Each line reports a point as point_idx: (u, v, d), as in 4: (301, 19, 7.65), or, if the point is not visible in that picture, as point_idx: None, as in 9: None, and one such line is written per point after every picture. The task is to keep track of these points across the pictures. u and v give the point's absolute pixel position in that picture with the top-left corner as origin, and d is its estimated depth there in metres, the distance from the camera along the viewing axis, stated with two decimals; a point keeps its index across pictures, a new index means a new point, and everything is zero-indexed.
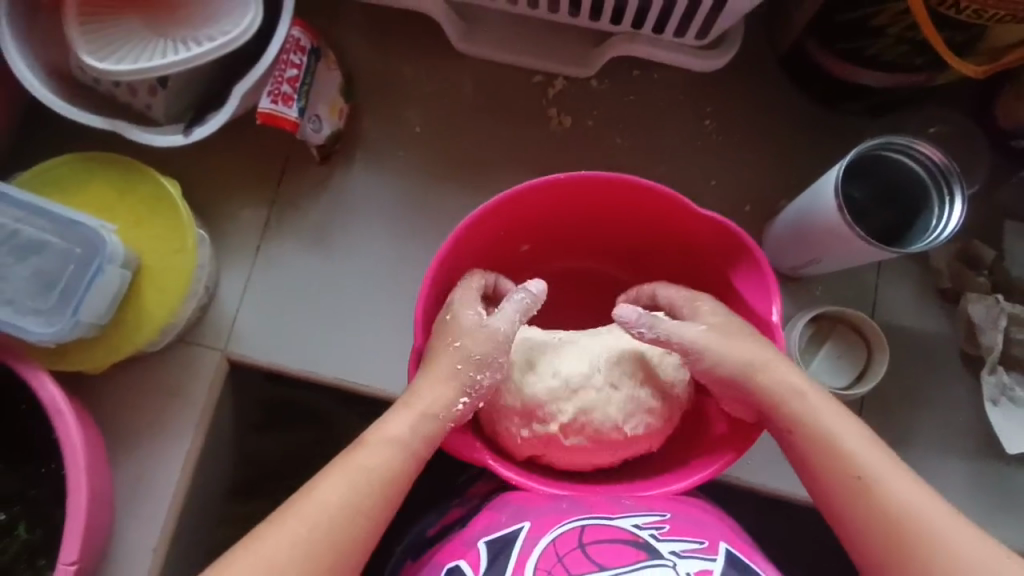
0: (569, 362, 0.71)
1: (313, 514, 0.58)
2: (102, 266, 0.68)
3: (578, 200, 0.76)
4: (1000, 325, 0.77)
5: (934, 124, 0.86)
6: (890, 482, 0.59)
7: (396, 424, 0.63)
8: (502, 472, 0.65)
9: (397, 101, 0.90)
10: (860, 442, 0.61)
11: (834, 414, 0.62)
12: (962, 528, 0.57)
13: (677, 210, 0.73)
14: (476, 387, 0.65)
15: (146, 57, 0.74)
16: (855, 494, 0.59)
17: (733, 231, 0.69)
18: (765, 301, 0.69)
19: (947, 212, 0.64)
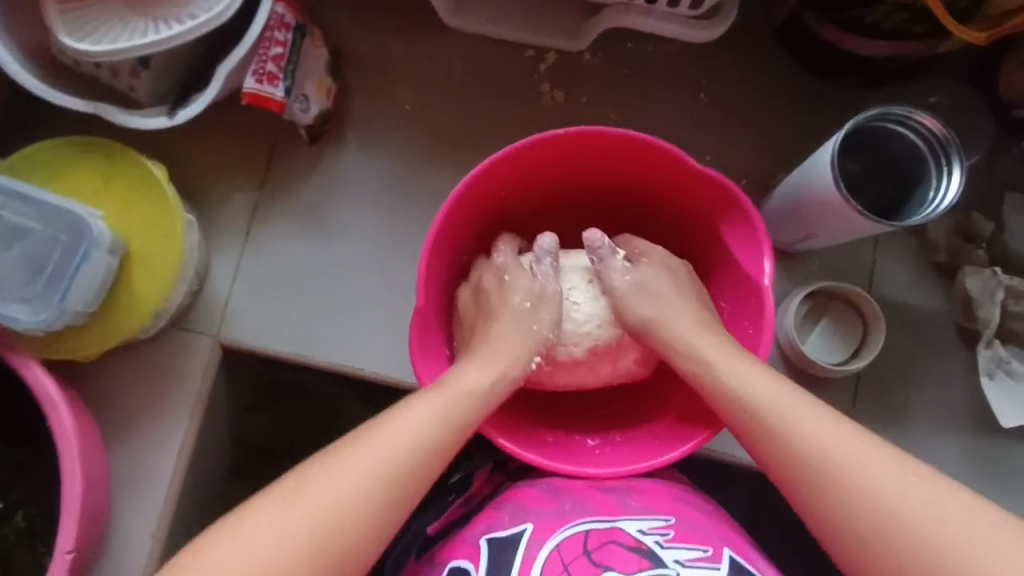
0: (578, 297, 0.73)
1: (349, 485, 0.55)
2: (88, 252, 0.67)
3: (577, 160, 0.74)
4: (997, 298, 0.77)
5: (934, 95, 0.84)
6: (859, 469, 0.55)
7: (475, 375, 0.63)
8: (495, 438, 0.66)
9: (386, 78, 0.88)
10: (824, 429, 0.57)
11: (792, 404, 0.59)
12: (893, 471, 0.54)
13: (676, 167, 0.71)
14: (544, 342, 0.69)
15: (127, 37, 0.72)
16: (825, 489, 0.56)
17: (729, 187, 0.68)
18: (757, 261, 0.68)
19: (944, 181, 0.63)
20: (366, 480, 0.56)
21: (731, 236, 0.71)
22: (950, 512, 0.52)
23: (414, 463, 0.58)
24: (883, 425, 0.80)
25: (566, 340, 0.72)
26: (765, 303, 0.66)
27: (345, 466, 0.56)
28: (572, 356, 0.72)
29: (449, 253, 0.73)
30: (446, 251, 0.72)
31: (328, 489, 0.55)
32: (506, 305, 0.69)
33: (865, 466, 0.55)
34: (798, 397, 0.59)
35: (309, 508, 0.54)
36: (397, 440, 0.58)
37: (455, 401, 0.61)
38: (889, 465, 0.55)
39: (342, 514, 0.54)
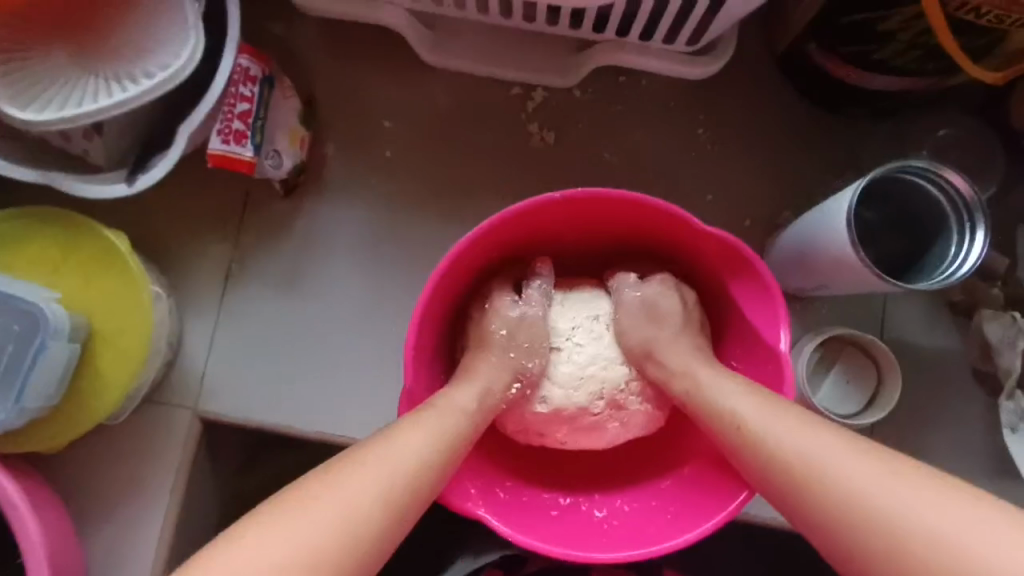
0: (581, 337, 0.69)
1: (323, 517, 0.53)
2: (46, 342, 0.62)
3: (580, 213, 0.69)
4: (1018, 346, 0.72)
5: (942, 126, 0.80)
6: (880, 499, 0.51)
7: (461, 395, 0.62)
8: (493, 526, 0.60)
9: (364, 122, 0.83)
10: (837, 458, 0.54)
11: (798, 433, 0.56)
12: (899, 484, 0.51)
13: (684, 226, 0.66)
14: (523, 370, 0.67)
15: (77, 100, 0.66)
16: (846, 526, 0.52)
17: (744, 252, 0.63)
18: (774, 329, 0.64)
19: (967, 240, 0.59)
20: (342, 516, 0.53)
21: (743, 298, 0.67)
22: (969, 524, 0.49)
23: (390, 501, 0.55)
24: None
25: (566, 385, 0.67)
26: (785, 373, 0.63)
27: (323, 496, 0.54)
28: (573, 401, 0.67)
29: (440, 315, 0.68)
30: (438, 313, 0.68)
31: (300, 523, 0.52)
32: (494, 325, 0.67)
33: (883, 492, 0.51)
34: (808, 427, 0.56)
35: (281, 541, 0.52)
36: (378, 469, 0.55)
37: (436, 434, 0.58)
38: (912, 489, 0.51)
39: (312, 551, 0.52)
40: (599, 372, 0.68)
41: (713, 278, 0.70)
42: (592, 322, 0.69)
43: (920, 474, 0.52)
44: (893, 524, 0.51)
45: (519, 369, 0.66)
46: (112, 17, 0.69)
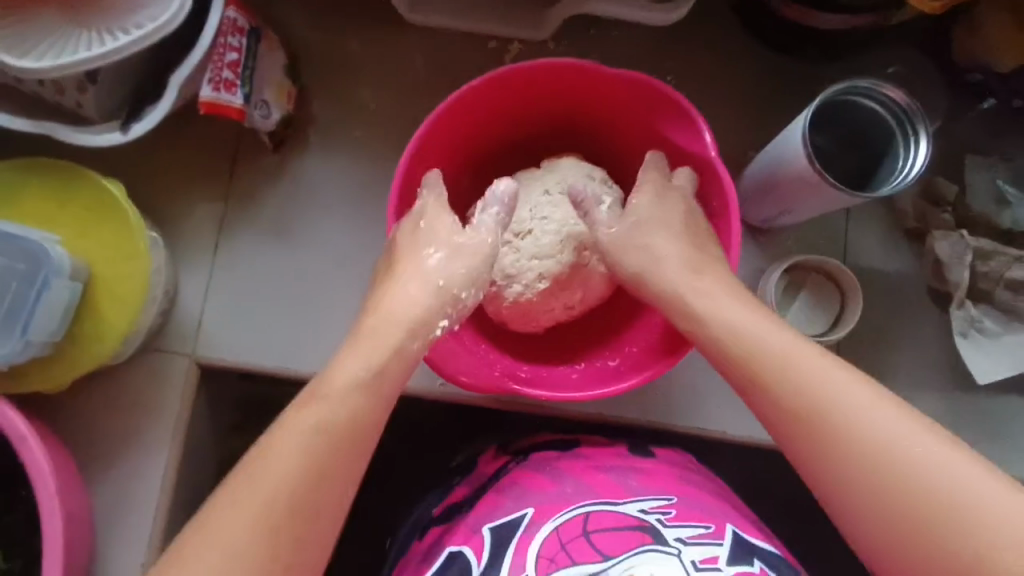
0: (543, 212, 0.72)
1: (297, 462, 0.52)
2: (49, 279, 0.66)
3: (512, 104, 0.75)
4: (966, 260, 0.79)
5: (893, 65, 0.86)
6: (837, 398, 0.53)
7: (350, 365, 0.57)
8: (531, 392, 0.63)
9: (347, 78, 0.86)
10: (806, 359, 0.56)
11: (764, 326, 0.58)
12: (895, 417, 0.52)
13: (588, 80, 0.71)
14: (457, 304, 0.63)
15: (68, 52, 0.69)
16: (804, 418, 0.54)
17: (649, 84, 0.69)
18: (701, 143, 0.69)
19: (912, 150, 0.64)
20: (248, 549, 0.49)
21: (667, 131, 0.72)
22: (969, 475, 0.49)
23: (283, 520, 0.50)
24: None
25: (551, 253, 0.71)
26: (724, 179, 0.68)
27: (214, 531, 0.49)
28: (563, 264, 0.71)
29: (411, 226, 0.73)
30: None
31: (196, 560, 0.48)
32: (414, 260, 0.63)
33: (846, 392, 0.53)
34: (776, 327, 0.58)
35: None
36: (269, 480, 0.51)
37: (328, 423, 0.54)
38: (871, 400, 0.53)
39: (272, 518, 0.50)
40: (574, 233, 0.71)
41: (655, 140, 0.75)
42: (545, 198, 0.73)
43: (885, 397, 0.53)
44: (865, 445, 0.51)
45: (449, 301, 0.62)
46: None
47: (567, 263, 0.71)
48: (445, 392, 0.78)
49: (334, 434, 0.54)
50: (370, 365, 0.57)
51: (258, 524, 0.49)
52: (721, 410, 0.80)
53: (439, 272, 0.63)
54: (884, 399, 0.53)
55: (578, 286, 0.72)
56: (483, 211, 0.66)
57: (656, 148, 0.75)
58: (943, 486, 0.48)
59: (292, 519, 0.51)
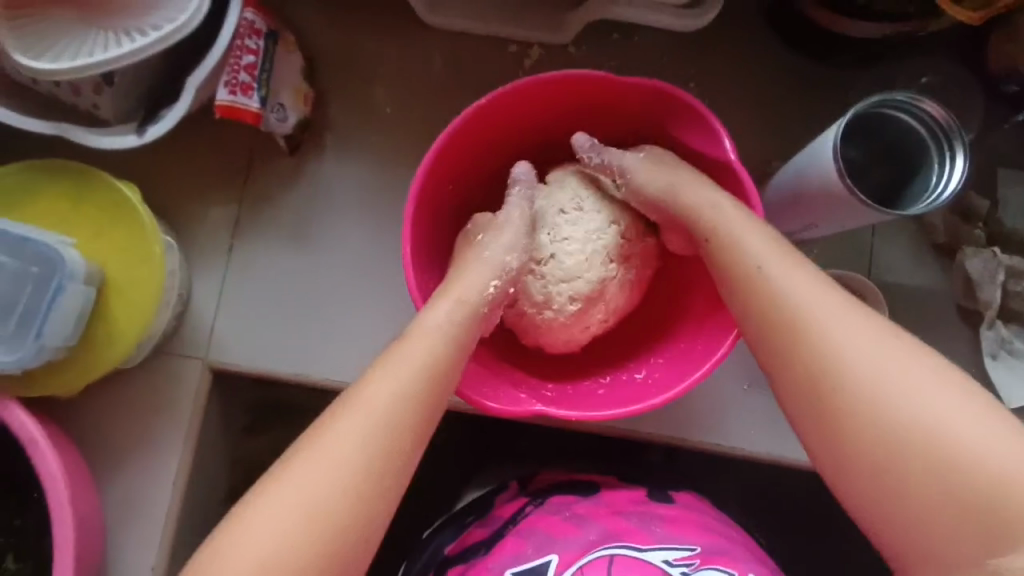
0: (562, 230, 0.70)
1: (352, 444, 0.54)
2: (63, 283, 0.66)
3: (523, 116, 0.73)
4: (998, 278, 0.77)
5: (926, 74, 0.83)
6: (859, 348, 0.53)
7: (437, 313, 0.60)
8: (558, 412, 0.62)
9: (364, 80, 0.85)
10: (842, 312, 0.55)
11: (795, 274, 0.57)
12: (892, 344, 0.53)
13: (599, 88, 0.70)
14: (506, 267, 0.65)
15: (85, 53, 0.68)
16: (821, 370, 0.54)
17: (663, 88, 0.67)
18: (720, 147, 0.67)
19: (948, 166, 0.62)
20: (302, 530, 0.51)
21: (684, 135, 0.70)
22: (951, 404, 0.50)
23: (336, 498, 0.52)
24: None
25: (575, 272, 0.69)
26: (745, 181, 0.65)
27: (270, 508, 0.52)
28: (588, 282, 0.69)
29: (428, 252, 0.72)
30: (426, 243, 0.71)
31: (255, 533, 0.51)
32: (465, 250, 0.66)
33: (869, 344, 0.53)
34: (805, 272, 0.57)
35: (248, 560, 0.50)
36: (324, 457, 0.53)
37: (376, 420, 0.55)
38: (895, 351, 0.53)
39: (328, 495, 0.52)
40: (595, 249, 0.69)
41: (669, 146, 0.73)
42: (563, 216, 0.71)
43: (913, 352, 0.53)
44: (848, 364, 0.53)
45: (496, 272, 0.64)
46: None
47: (590, 281, 0.69)
48: (458, 403, 0.77)
49: (382, 430, 0.55)
50: (432, 337, 0.59)
51: (311, 509, 0.52)
52: (740, 428, 0.78)
53: (486, 244, 0.66)
54: (908, 351, 0.53)
55: (602, 300, 0.70)
56: (511, 194, 0.69)
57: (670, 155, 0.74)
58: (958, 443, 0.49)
59: (344, 496, 0.53)
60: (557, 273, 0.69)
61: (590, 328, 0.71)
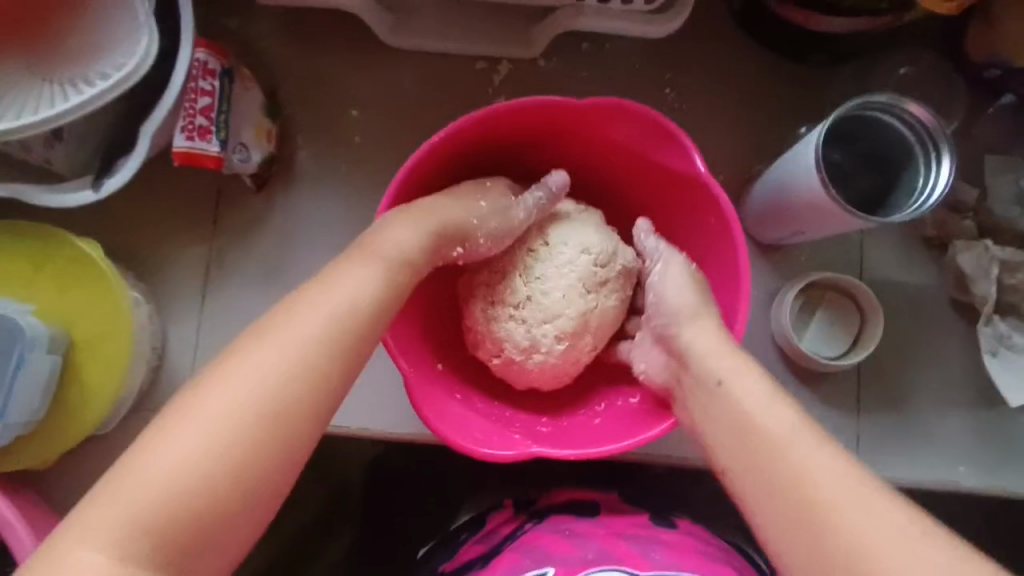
0: (539, 269, 0.68)
1: (265, 379, 0.48)
2: (24, 355, 0.63)
3: (486, 145, 0.70)
4: (992, 274, 0.74)
5: (905, 65, 0.81)
6: (875, 543, 0.44)
7: (404, 232, 0.58)
8: (553, 453, 0.59)
9: (329, 109, 0.82)
10: (767, 409, 0.52)
11: (775, 408, 0.52)
12: (821, 451, 0.49)
13: (562, 112, 0.67)
14: (473, 243, 0.64)
15: (31, 108, 0.65)
16: (837, 561, 0.45)
17: (625, 107, 0.64)
18: (689, 161, 0.65)
19: (933, 171, 0.60)
20: (229, 444, 0.45)
21: (654, 154, 0.68)
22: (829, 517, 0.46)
23: (248, 440, 0.46)
24: (892, 409, 0.77)
25: (557, 309, 0.67)
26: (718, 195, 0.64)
27: (202, 408, 0.46)
28: (571, 316, 0.67)
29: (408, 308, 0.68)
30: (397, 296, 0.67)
31: (149, 473, 0.44)
32: (466, 197, 0.65)
33: (888, 534, 0.44)
34: (809, 434, 0.50)
35: (166, 465, 0.44)
36: (227, 396, 0.46)
37: (323, 335, 0.50)
38: (925, 551, 0.43)
39: (233, 441, 0.46)
40: (574, 279, 0.68)
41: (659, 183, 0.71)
42: (542, 252, 0.69)
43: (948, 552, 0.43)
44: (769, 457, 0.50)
45: (463, 237, 0.63)
46: (61, 22, 0.67)
47: (574, 313, 0.67)
48: None
49: (329, 348, 0.50)
50: (389, 255, 0.56)
51: (241, 417, 0.46)
52: None
53: (481, 215, 0.64)
54: (940, 550, 0.43)
55: (590, 329, 0.68)
56: (529, 191, 0.67)
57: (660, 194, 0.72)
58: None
59: (258, 439, 0.46)
60: (539, 312, 0.67)
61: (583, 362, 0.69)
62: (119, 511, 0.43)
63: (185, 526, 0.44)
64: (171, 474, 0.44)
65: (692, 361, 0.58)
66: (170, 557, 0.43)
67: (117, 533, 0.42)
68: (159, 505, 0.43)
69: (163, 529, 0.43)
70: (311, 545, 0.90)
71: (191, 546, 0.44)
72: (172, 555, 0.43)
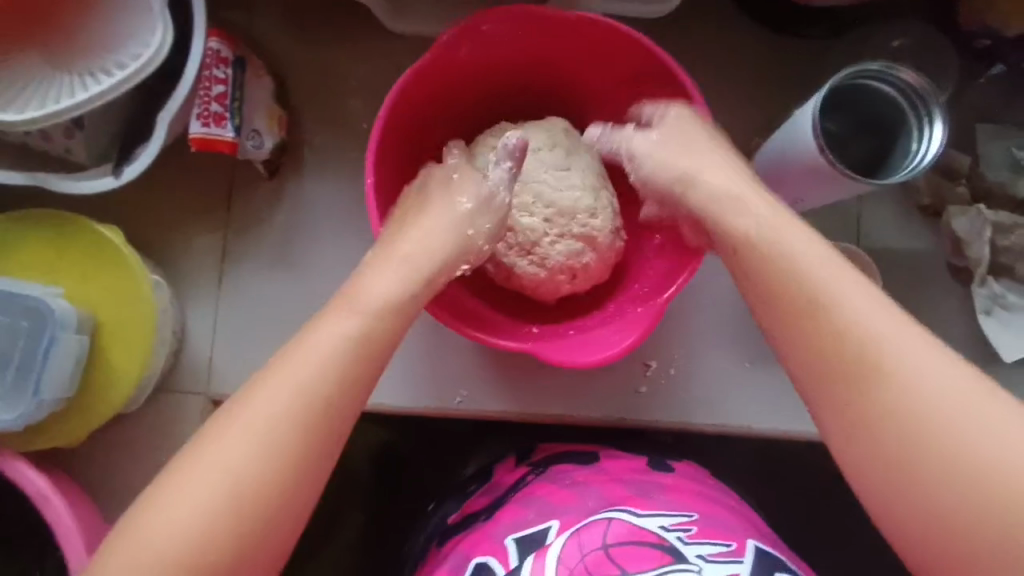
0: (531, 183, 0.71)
1: (267, 422, 0.52)
2: (54, 335, 0.66)
3: (461, 71, 0.71)
4: (985, 235, 0.77)
5: (897, 37, 0.83)
6: (879, 341, 0.52)
7: (387, 282, 0.60)
8: (622, 348, 0.62)
9: (336, 94, 0.83)
10: (851, 292, 0.55)
11: (808, 250, 0.57)
12: (902, 327, 0.53)
13: (528, 29, 0.68)
14: (477, 251, 0.66)
15: (51, 98, 0.67)
16: (925, 428, 0.50)
17: (589, 19, 0.66)
18: (656, 62, 0.67)
19: (927, 134, 0.63)
20: (231, 500, 0.51)
21: (623, 61, 0.69)
22: (920, 389, 0.51)
23: (257, 486, 0.52)
24: None
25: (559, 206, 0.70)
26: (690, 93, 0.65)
27: (204, 467, 0.51)
28: (573, 207, 0.70)
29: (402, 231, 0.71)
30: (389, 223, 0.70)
31: (171, 515, 0.51)
32: (443, 198, 0.67)
33: (887, 330, 0.53)
34: (816, 246, 0.58)
35: (181, 511, 0.50)
36: (235, 443, 0.52)
37: (318, 371, 0.54)
38: (908, 335, 0.53)
39: (241, 487, 0.51)
40: (564, 175, 0.71)
41: (620, 84, 0.72)
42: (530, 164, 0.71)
43: (936, 347, 0.52)
44: (861, 342, 0.53)
45: (467, 254, 0.66)
46: (76, 15, 0.69)
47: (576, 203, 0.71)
48: (465, 408, 0.78)
49: (309, 408, 0.53)
50: (378, 304, 0.59)
51: (238, 479, 0.51)
52: (742, 406, 0.79)
53: (468, 220, 0.66)
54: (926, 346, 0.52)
55: (593, 215, 0.71)
56: (495, 163, 0.67)
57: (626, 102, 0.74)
58: (972, 447, 0.49)
59: (265, 483, 0.52)
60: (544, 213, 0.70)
61: (604, 258, 0.71)
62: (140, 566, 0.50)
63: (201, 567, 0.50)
64: (192, 513, 0.50)
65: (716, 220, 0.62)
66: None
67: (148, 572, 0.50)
68: (175, 556, 0.50)
69: (187, 562, 0.50)
70: (330, 521, 0.93)
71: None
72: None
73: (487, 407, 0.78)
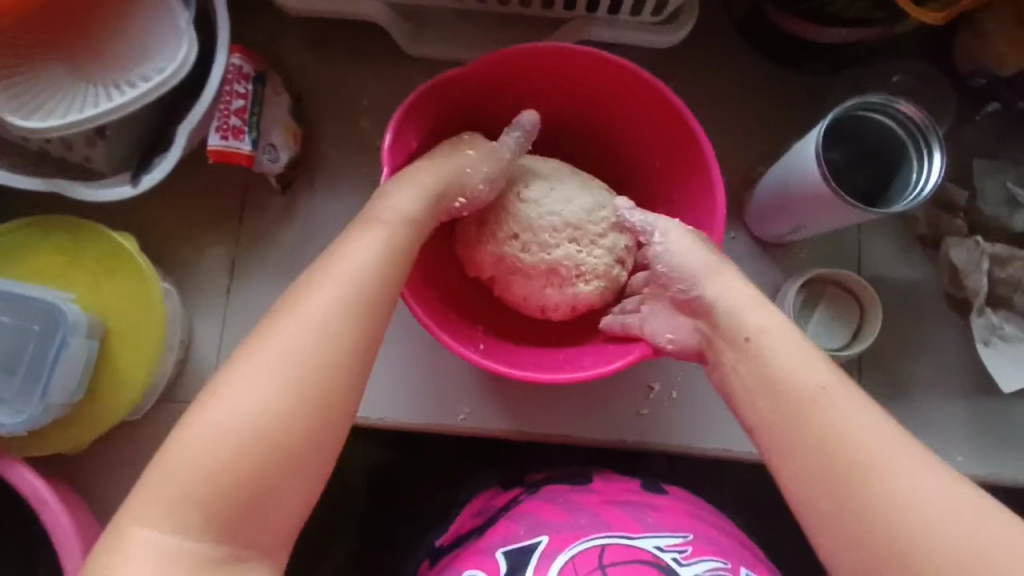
0: (544, 210, 0.70)
1: (287, 352, 0.52)
2: (66, 339, 0.66)
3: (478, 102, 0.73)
4: (982, 266, 0.78)
5: (896, 73, 0.87)
6: (865, 433, 0.51)
7: (404, 198, 0.61)
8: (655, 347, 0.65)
9: (350, 113, 0.85)
10: (827, 379, 0.54)
11: (796, 347, 0.56)
12: (880, 420, 0.52)
13: (545, 66, 0.71)
14: (473, 191, 0.67)
15: (76, 108, 0.68)
16: (891, 537, 0.48)
17: (603, 58, 0.69)
18: (663, 102, 0.70)
19: (926, 164, 0.65)
20: (269, 408, 0.50)
21: (635, 100, 0.72)
22: (900, 487, 0.49)
23: (279, 417, 0.50)
24: (892, 399, 0.81)
25: (575, 221, 0.70)
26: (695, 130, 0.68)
27: (240, 381, 0.51)
28: (586, 219, 0.70)
29: (438, 311, 0.70)
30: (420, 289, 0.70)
31: (195, 452, 0.49)
32: (450, 163, 0.66)
33: (858, 416, 0.52)
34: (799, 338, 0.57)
35: (205, 441, 0.49)
36: (259, 378, 0.51)
37: (334, 303, 0.54)
38: (881, 426, 0.51)
39: (267, 420, 0.50)
40: (569, 189, 0.71)
41: (627, 115, 0.74)
42: (539, 193, 0.71)
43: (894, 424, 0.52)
44: (838, 428, 0.52)
45: (461, 187, 0.66)
46: (104, 29, 0.71)
47: (589, 213, 0.71)
48: (467, 425, 0.78)
49: (345, 318, 0.54)
50: (403, 214, 0.60)
51: (265, 409, 0.50)
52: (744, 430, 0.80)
53: (471, 164, 0.67)
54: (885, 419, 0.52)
55: (605, 221, 0.71)
56: (506, 133, 0.70)
57: (641, 117, 0.74)
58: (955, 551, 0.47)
59: (287, 412, 0.50)
60: (560, 234, 0.70)
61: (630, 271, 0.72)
62: (174, 485, 0.48)
63: (229, 497, 0.48)
64: (214, 448, 0.48)
65: (718, 313, 0.61)
66: (223, 525, 0.48)
67: (173, 507, 0.47)
68: (211, 470, 0.48)
69: (211, 499, 0.48)
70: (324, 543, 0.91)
71: (238, 513, 0.48)
72: (224, 528, 0.48)
73: (491, 424, 0.78)
